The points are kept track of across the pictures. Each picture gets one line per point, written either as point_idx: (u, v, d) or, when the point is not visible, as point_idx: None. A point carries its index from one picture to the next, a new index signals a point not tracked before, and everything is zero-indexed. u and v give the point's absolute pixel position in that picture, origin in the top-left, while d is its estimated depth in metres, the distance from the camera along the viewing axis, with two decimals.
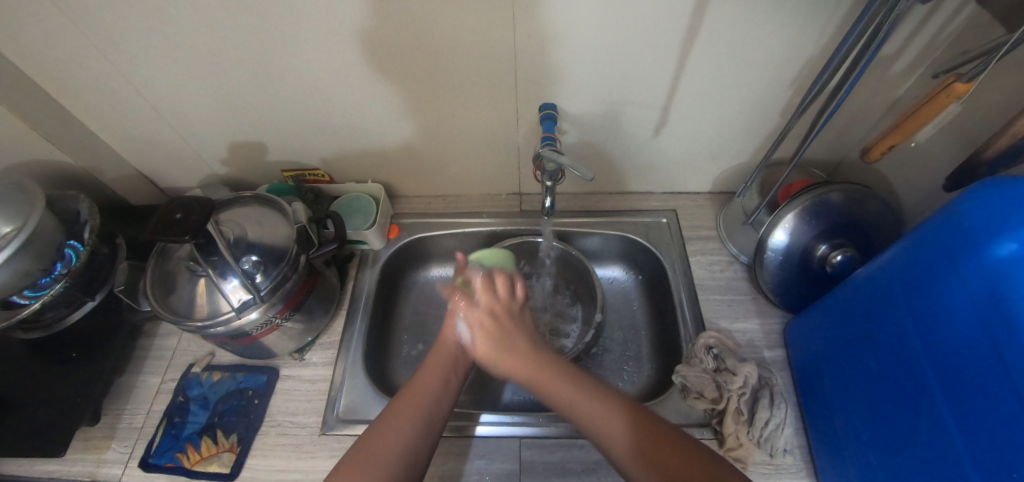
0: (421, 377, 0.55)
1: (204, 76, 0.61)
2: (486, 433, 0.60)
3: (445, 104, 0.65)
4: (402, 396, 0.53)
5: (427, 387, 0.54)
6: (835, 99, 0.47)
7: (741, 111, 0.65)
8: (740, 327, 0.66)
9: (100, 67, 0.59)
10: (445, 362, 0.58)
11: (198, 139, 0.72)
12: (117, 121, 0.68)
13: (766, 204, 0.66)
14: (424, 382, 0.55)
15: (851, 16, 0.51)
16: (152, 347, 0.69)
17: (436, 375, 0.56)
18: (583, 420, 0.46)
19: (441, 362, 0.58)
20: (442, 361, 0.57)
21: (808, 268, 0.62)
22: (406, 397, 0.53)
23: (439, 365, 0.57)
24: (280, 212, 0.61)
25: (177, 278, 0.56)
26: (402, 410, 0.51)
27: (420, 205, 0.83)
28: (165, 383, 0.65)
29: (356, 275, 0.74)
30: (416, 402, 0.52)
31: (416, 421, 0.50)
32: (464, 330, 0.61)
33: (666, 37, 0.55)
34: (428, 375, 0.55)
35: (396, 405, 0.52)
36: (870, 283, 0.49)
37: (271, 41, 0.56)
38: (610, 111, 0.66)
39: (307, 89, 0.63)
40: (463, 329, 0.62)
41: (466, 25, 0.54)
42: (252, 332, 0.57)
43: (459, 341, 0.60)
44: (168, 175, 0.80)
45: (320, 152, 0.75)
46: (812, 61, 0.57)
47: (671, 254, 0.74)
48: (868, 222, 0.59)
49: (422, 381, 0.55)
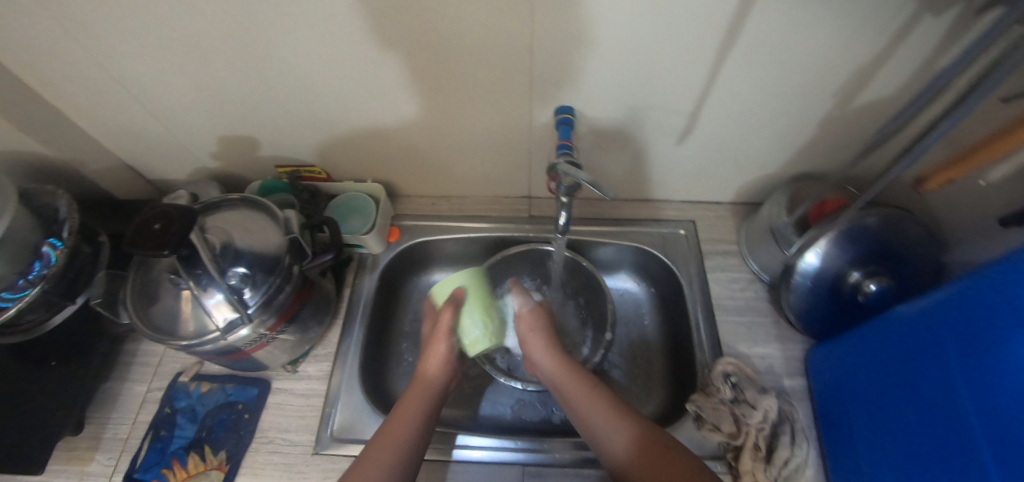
0: (401, 410, 0.54)
1: (193, 68, 0.56)
2: (461, 457, 0.57)
3: (454, 103, 0.60)
4: (378, 436, 0.51)
5: (403, 425, 0.52)
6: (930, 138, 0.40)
7: (777, 122, 0.59)
8: (760, 352, 0.62)
9: (76, 54, 0.53)
10: (420, 399, 0.55)
11: (185, 132, 0.66)
12: (97, 111, 0.62)
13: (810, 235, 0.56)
14: (403, 416, 0.53)
15: (916, 23, 0.45)
16: (138, 352, 0.66)
17: (414, 410, 0.54)
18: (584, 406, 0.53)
19: (421, 395, 0.56)
20: (413, 407, 0.54)
21: (838, 295, 0.58)
22: (386, 431, 0.51)
23: (418, 399, 0.55)
24: (271, 218, 0.56)
25: (159, 290, 0.52)
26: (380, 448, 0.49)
27: (421, 206, 0.78)
28: (151, 392, 0.62)
29: (353, 281, 0.70)
30: (392, 441, 0.50)
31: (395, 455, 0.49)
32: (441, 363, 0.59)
33: (704, 41, 0.49)
34: (409, 407, 0.54)
35: (373, 445, 0.49)
36: (916, 327, 0.45)
37: (265, 32, 0.50)
38: (633, 117, 0.60)
39: (305, 83, 0.58)
40: (439, 362, 0.59)
41: (483, 19, 0.48)
42: (242, 349, 0.53)
43: (438, 377, 0.59)
44: (153, 168, 0.74)
45: (317, 148, 0.69)
46: (862, 70, 0.52)
47: (689, 268, 0.69)
48: (903, 249, 0.56)
49: (401, 415, 0.53)
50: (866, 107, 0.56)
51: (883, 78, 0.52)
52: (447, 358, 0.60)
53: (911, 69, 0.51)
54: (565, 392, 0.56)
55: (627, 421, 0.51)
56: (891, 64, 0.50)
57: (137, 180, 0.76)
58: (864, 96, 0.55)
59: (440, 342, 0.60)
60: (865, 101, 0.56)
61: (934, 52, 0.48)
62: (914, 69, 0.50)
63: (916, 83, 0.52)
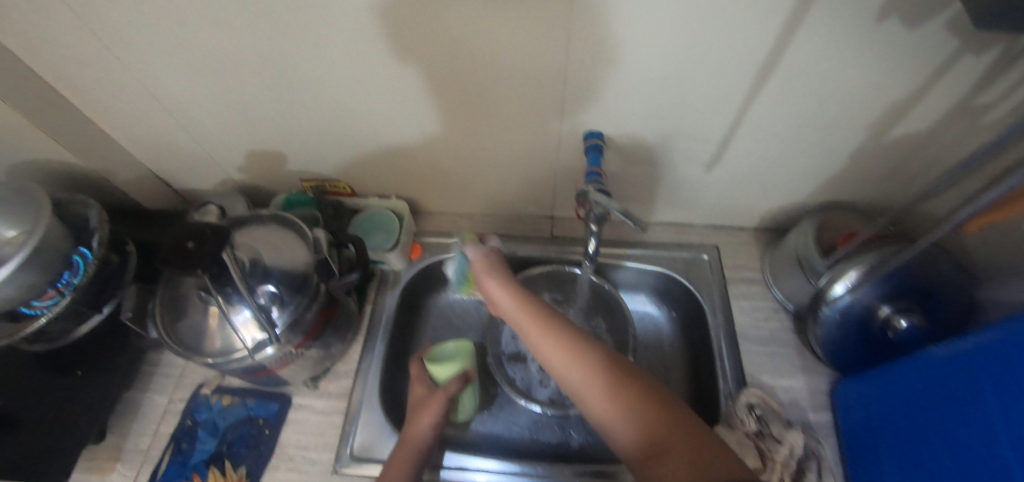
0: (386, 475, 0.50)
1: (229, 85, 0.57)
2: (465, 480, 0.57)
3: (483, 125, 0.60)
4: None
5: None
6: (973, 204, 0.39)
7: (807, 153, 0.59)
8: (784, 384, 0.62)
9: (117, 70, 0.55)
10: (408, 459, 0.51)
11: (215, 145, 0.67)
12: (131, 123, 0.63)
13: (842, 269, 0.56)
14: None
15: (955, 62, 0.45)
16: (160, 362, 0.66)
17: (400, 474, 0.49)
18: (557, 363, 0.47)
19: (408, 455, 0.51)
20: (401, 470, 0.50)
21: (867, 330, 0.57)
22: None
23: (405, 460, 0.51)
24: (299, 237, 0.56)
25: (187, 306, 0.52)
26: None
27: (443, 223, 0.78)
28: (173, 403, 0.63)
29: (375, 298, 0.70)
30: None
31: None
32: (434, 423, 0.54)
33: (738, 73, 0.50)
34: (394, 471, 0.50)
35: None
36: (958, 369, 0.43)
37: (303, 53, 0.51)
38: (662, 144, 0.60)
39: (337, 102, 0.58)
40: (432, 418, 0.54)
41: (518, 46, 0.48)
42: (267, 366, 0.54)
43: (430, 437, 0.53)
44: (181, 179, 0.75)
45: (344, 165, 0.70)
46: (897, 106, 0.51)
47: (712, 295, 0.69)
48: (936, 286, 0.55)
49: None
50: (898, 141, 0.56)
51: (918, 114, 0.52)
52: (441, 417, 0.55)
53: (948, 106, 0.50)
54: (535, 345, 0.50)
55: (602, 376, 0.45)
56: (927, 101, 0.50)
57: (164, 190, 0.77)
58: (897, 130, 0.55)
59: (434, 406, 0.55)
60: (898, 135, 0.55)
61: (971, 90, 0.48)
62: (950, 105, 0.50)
63: (952, 119, 0.52)
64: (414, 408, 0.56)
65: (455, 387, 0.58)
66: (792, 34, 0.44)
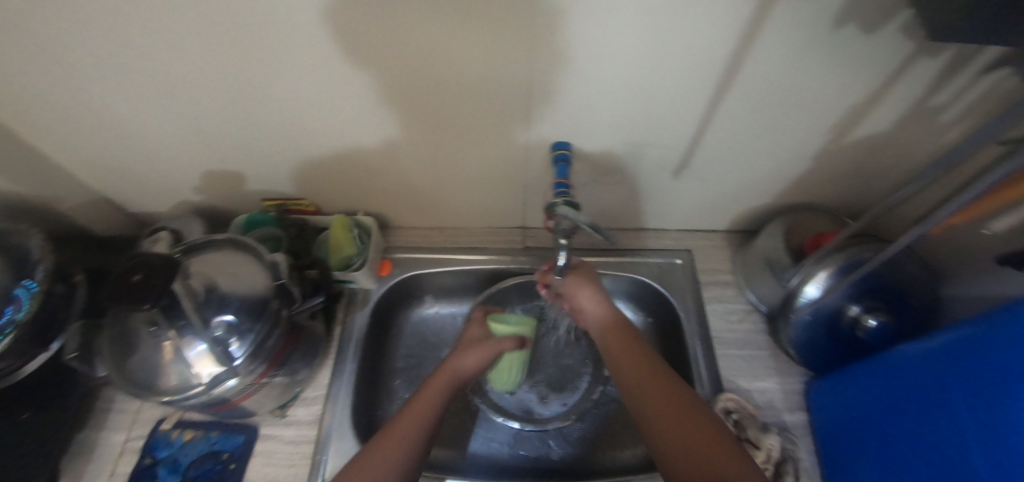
0: (419, 397, 0.54)
1: (177, 105, 0.54)
2: None
3: (448, 138, 0.58)
4: (406, 408, 0.52)
5: (429, 402, 0.53)
6: (951, 204, 0.39)
7: (771, 156, 0.60)
8: (759, 386, 0.62)
9: (53, 94, 0.51)
10: (449, 382, 0.56)
11: (167, 167, 0.64)
12: (74, 147, 0.59)
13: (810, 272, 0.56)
14: (424, 399, 0.53)
15: (909, 66, 0.46)
16: (116, 398, 0.63)
17: (434, 395, 0.54)
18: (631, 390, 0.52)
19: (445, 382, 0.56)
20: (437, 390, 0.55)
21: (837, 330, 0.58)
22: (416, 405, 0.52)
23: (442, 384, 0.56)
24: (259, 261, 0.54)
25: (137, 342, 0.49)
26: (411, 418, 0.50)
27: (414, 237, 0.76)
28: (130, 441, 0.60)
29: (344, 318, 0.68)
30: (421, 415, 0.51)
31: (422, 423, 0.50)
32: (474, 365, 0.60)
33: (701, 82, 0.49)
34: (429, 390, 0.55)
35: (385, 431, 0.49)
36: (925, 369, 0.44)
37: (253, 68, 0.49)
38: (630, 152, 0.60)
39: (294, 119, 0.56)
40: (474, 361, 0.60)
41: (478, 59, 0.47)
42: (230, 399, 0.51)
43: (468, 375, 0.59)
44: (134, 202, 0.71)
45: (307, 184, 0.68)
46: (857, 109, 0.52)
47: (686, 300, 0.69)
48: (902, 285, 0.56)
49: (422, 397, 0.53)
50: (860, 142, 0.56)
51: (879, 116, 0.53)
52: (486, 361, 0.61)
53: (905, 108, 0.51)
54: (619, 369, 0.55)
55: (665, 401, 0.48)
56: (886, 102, 0.51)
57: (114, 214, 0.73)
58: (858, 132, 0.55)
59: (480, 351, 0.61)
60: (859, 136, 0.56)
61: (926, 91, 0.48)
62: (907, 106, 0.51)
63: (909, 120, 0.53)
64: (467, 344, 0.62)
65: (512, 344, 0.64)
66: (753, 41, 0.44)
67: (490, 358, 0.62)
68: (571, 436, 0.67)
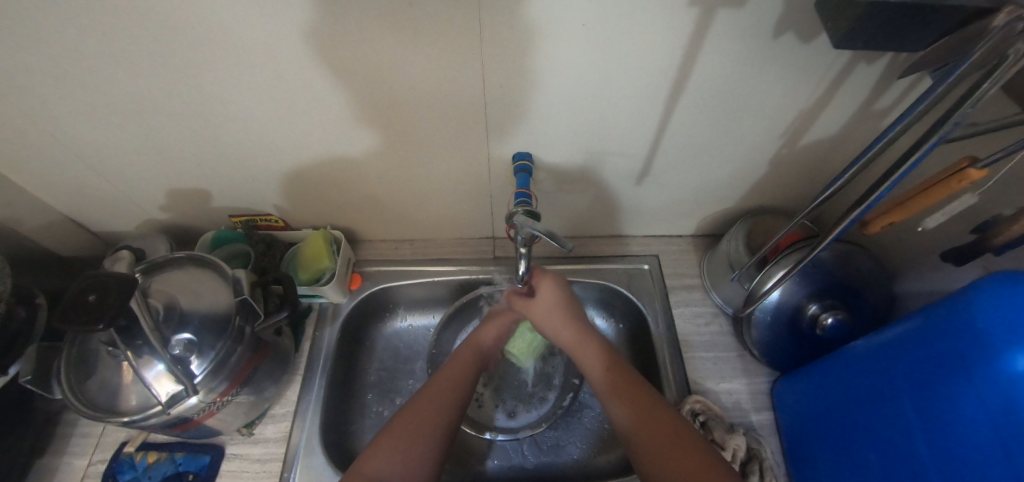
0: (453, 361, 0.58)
1: (136, 125, 0.54)
2: None
3: (411, 151, 0.59)
4: (429, 385, 0.54)
5: (462, 368, 0.57)
6: (838, 226, 0.41)
7: (728, 162, 0.61)
8: (727, 388, 0.63)
9: (9, 116, 0.51)
10: (472, 360, 0.58)
11: (131, 186, 0.64)
12: (34, 168, 0.59)
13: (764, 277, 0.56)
14: (457, 363, 0.57)
15: (846, 73, 0.48)
16: (78, 422, 0.62)
17: (466, 362, 0.58)
18: (613, 412, 0.50)
19: (472, 351, 0.60)
20: (468, 356, 0.59)
21: (798, 330, 0.59)
22: (438, 385, 0.53)
23: (471, 353, 0.59)
24: (222, 278, 0.54)
25: (96, 363, 0.48)
26: (435, 397, 0.52)
27: (385, 250, 0.76)
28: (93, 465, 0.58)
29: (313, 333, 0.67)
30: (456, 378, 0.55)
31: (447, 401, 0.52)
32: (495, 339, 0.63)
33: (652, 91, 0.51)
34: (461, 357, 0.58)
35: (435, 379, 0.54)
36: (868, 364, 0.45)
37: (210, 87, 0.49)
38: (591, 161, 0.61)
39: (256, 136, 0.56)
40: (495, 336, 0.63)
41: (435, 74, 0.48)
42: (191, 418, 0.51)
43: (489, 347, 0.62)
44: (98, 221, 0.71)
45: (275, 200, 0.68)
46: (804, 115, 0.54)
47: (654, 305, 0.70)
48: (857, 284, 0.57)
49: (456, 362, 0.57)
50: (810, 146, 0.58)
51: (826, 121, 0.55)
52: (502, 332, 0.64)
53: (849, 114, 0.53)
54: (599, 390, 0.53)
55: (649, 421, 0.47)
56: (832, 107, 0.53)
57: (78, 234, 0.72)
58: (807, 137, 0.57)
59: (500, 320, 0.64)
60: (811, 140, 0.58)
61: (868, 97, 0.51)
62: (851, 111, 0.53)
63: (855, 124, 0.55)
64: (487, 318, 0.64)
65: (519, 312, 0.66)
66: (697, 52, 0.46)
67: (506, 328, 0.64)
68: (544, 444, 0.67)
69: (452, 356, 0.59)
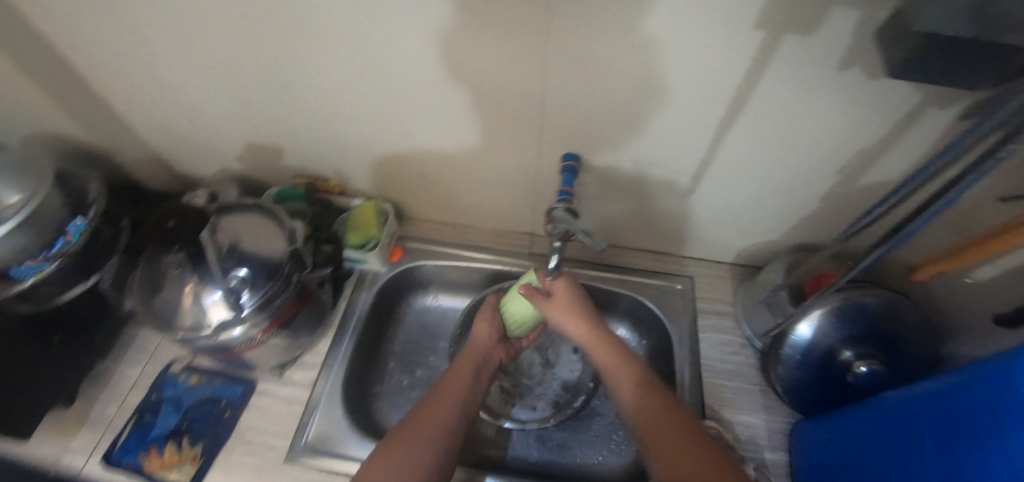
0: (452, 372, 0.58)
1: (226, 82, 0.60)
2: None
3: (465, 139, 0.62)
4: (435, 391, 0.55)
5: (461, 377, 0.57)
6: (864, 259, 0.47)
7: (779, 192, 0.61)
8: (744, 420, 0.61)
9: (128, 60, 0.59)
10: (473, 363, 0.60)
11: (215, 136, 0.71)
12: (142, 109, 0.67)
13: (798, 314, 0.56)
14: (456, 375, 0.57)
15: (918, 115, 0.46)
16: (137, 336, 0.69)
17: (464, 372, 0.58)
18: (661, 463, 0.44)
19: (472, 360, 0.60)
20: (472, 359, 0.60)
21: (828, 373, 0.57)
22: (443, 390, 0.55)
23: (469, 363, 0.60)
24: (280, 227, 0.59)
25: (162, 283, 0.54)
26: (438, 403, 0.53)
27: (427, 230, 0.80)
28: (143, 377, 0.65)
29: (350, 295, 0.72)
30: (454, 393, 0.55)
31: (454, 407, 0.53)
32: (490, 333, 0.64)
33: (708, 110, 0.51)
34: (461, 368, 0.58)
35: (434, 394, 0.54)
36: (906, 413, 0.43)
37: (295, 57, 0.54)
38: (638, 171, 0.62)
39: (328, 107, 0.61)
40: (490, 332, 0.64)
41: (498, 68, 0.51)
42: (234, 348, 0.56)
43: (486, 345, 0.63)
44: (183, 164, 0.79)
45: (336, 167, 0.73)
46: (864, 154, 0.53)
47: (681, 325, 0.70)
48: (899, 334, 0.55)
49: (454, 374, 0.57)
50: (869, 187, 0.57)
51: (888, 163, 0.53)
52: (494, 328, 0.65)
53: (914, 159, 0.51)
54: (643, 438, 0.48)
55: (696, 450, 0.44)
56: (896, 149, 0.51)
57: (164, 172, 0.81)
58: (866, 178, 0.56)
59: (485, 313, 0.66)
60: (870, 181, 0.56)
61: (937, 143, 0.49)
62: (918, 156, 0.51)
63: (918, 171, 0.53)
64: (475, 321, 0.65)
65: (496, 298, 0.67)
66: (759, 75, 0.46)
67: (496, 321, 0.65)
68: (550, 442, 0.67)
69: (455, 361, 0.60)
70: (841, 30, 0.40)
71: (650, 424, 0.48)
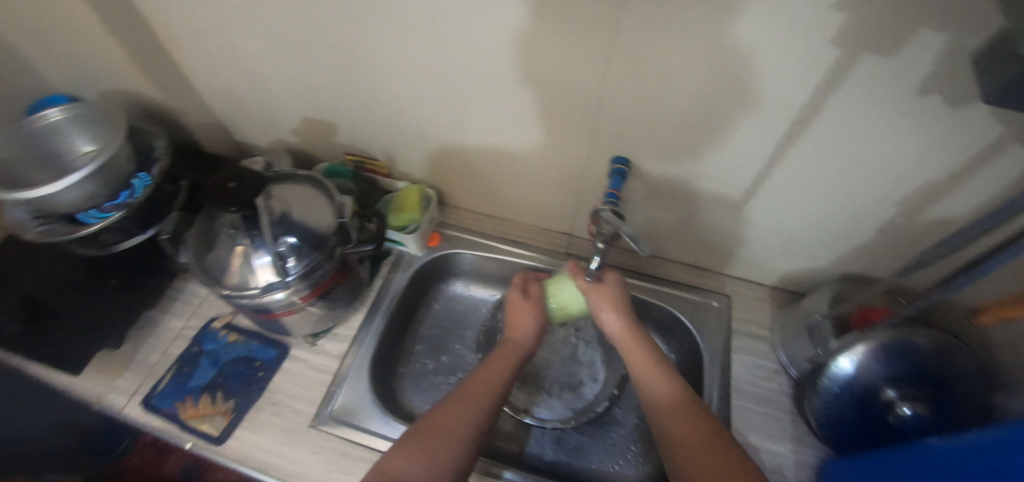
0: (488, 365, 0.58)
1: (292, 57, 0.62)
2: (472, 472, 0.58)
3: (516, 133, 0.63)
4: (467, 383, 0.55)
5: (498, 372, 0.57)
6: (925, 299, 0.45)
7: (834, 217, 0.59)
8: (770, 448, 0.59)
9: (204, 28, 0.61)
10: (512, 361, 0.59)
11: (275, 108, 0.74)
12: (210, 76, 0.71)
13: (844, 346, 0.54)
14: (494, 370, 0.57)
15: (998, 151, 0.44)
16: (184, 290, 0.72)
17: (501, 368, 0.58)
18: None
19: (509, 357, 0.60)
20: (510, 356, 0.60)
21: (867, 410, 0.55)
22: (472, 383, 0.55)
23: (507, 359, 0.59)
24: (329, 200, 0.61)
25: (215, 240, 0.56)
26: (469, 395, 0.53)
27: (466, 219, 0.81)
28: (186, 329, 0.68)
29: (386, 275, 0.73)
30: (489, 387, 0.54)
31: (485, 401, 0.53)
32: (530, 330, 0.63)
33: (770, 125, 0.50)
34: (496, 364, 0.58)
35: (467, 387, 0.54)
36: (951, 461, 0.40)
37: (361, 38, 0.55)
38: (688, 181, 0.61)
39: (385, 90, 0.63)
40: (528, 331, 0.63)
41: (558, 65, 0.51)
42: (274, 310, 0.58)
43: (525, 343, 0.62)
44: (242, 132, 0.83)
45: (386, 148, 0.75)
46: (933, 186, 0.50)
47: (713, 342, 0.68)
48: (949, 378, 0.52)
49: (490, 368, 0.57)
50: (932, 222, 0.54)
51: (957, 199, 0.50)
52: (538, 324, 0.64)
53: (988, 196, 0.49)
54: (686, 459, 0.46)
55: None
56: (969, 185, 0.48)
57: (224, 138, 0.84)
58: (931, 212, 0.53)
59: (529, 310, 0.65)
60: (934, 216, 0.54)
61: (1015, 182, 0.46)
62: (992, 194, 0.48)
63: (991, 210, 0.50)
64: (516, 313, 0.65)
65: (537, 290, 0.67)
66: (830, 94, 0.45)
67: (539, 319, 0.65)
68: (567, 444, 0.67)
69: (491, 354, 0.61)
70: (925, 53, 0.38)
71: (696, 446, 0.46)
